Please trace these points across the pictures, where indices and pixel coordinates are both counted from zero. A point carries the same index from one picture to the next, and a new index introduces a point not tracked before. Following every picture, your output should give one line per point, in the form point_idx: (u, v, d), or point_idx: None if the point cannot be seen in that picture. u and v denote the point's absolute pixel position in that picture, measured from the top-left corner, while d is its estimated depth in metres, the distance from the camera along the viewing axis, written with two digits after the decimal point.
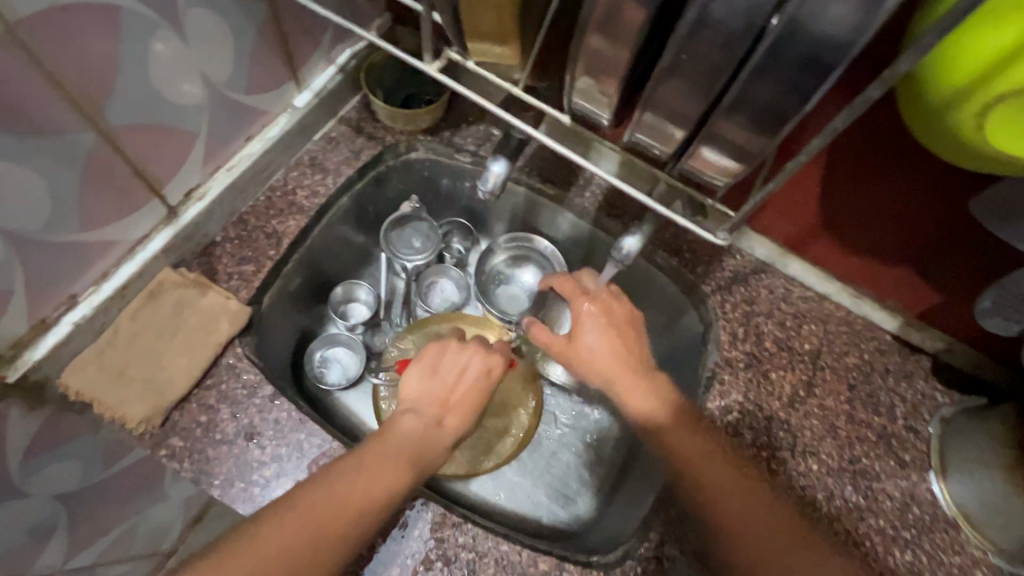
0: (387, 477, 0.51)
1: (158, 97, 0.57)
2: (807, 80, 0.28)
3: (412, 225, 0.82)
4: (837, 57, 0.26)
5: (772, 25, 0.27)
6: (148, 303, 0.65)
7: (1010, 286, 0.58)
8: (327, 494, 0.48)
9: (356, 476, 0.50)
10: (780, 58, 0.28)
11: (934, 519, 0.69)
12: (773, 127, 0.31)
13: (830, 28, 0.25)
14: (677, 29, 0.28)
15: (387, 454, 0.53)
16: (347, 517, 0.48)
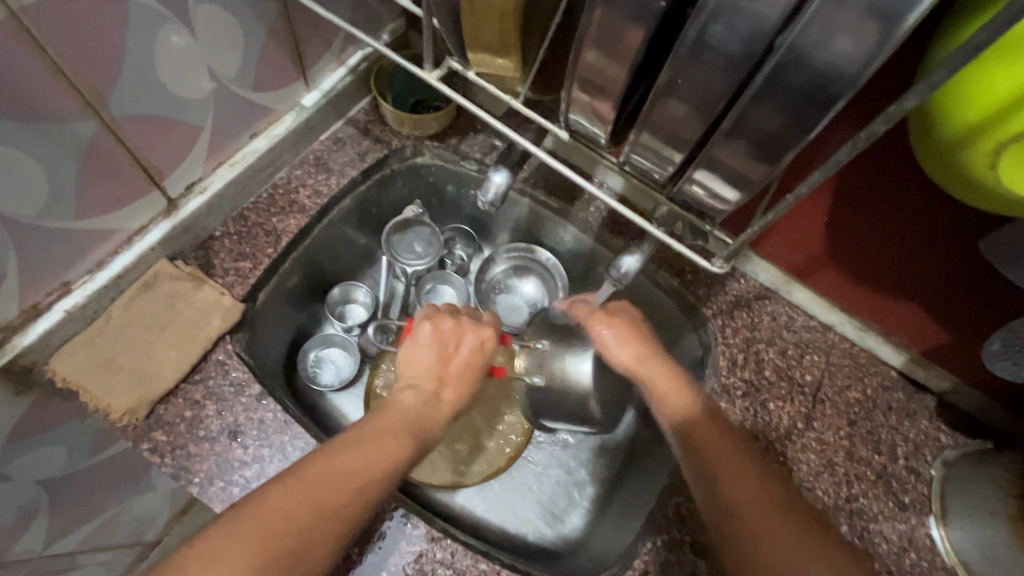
0: (395, 446, 0.52)
1: (163, 88, 0.56)
2: (808, 111, 0.27)
3: (414, 229, 0.81)
4: (841, 89, 0.25)
5: (775, 51, 0.26)
6: (142, 294, 0.65)
7: (1017, 329, 0.55)
8: (341, 456, 0.48)
9: (365, 441, 0.51)
10: (782, 85, 0.26)
11: (931, 566, 0.67)
12: (775, 156, 0.30)
13: (834, 58, 0.24)
14: (675, 52, 0.27)
15: (388, 427, 0.53)
16: (360, 481, 0.48)
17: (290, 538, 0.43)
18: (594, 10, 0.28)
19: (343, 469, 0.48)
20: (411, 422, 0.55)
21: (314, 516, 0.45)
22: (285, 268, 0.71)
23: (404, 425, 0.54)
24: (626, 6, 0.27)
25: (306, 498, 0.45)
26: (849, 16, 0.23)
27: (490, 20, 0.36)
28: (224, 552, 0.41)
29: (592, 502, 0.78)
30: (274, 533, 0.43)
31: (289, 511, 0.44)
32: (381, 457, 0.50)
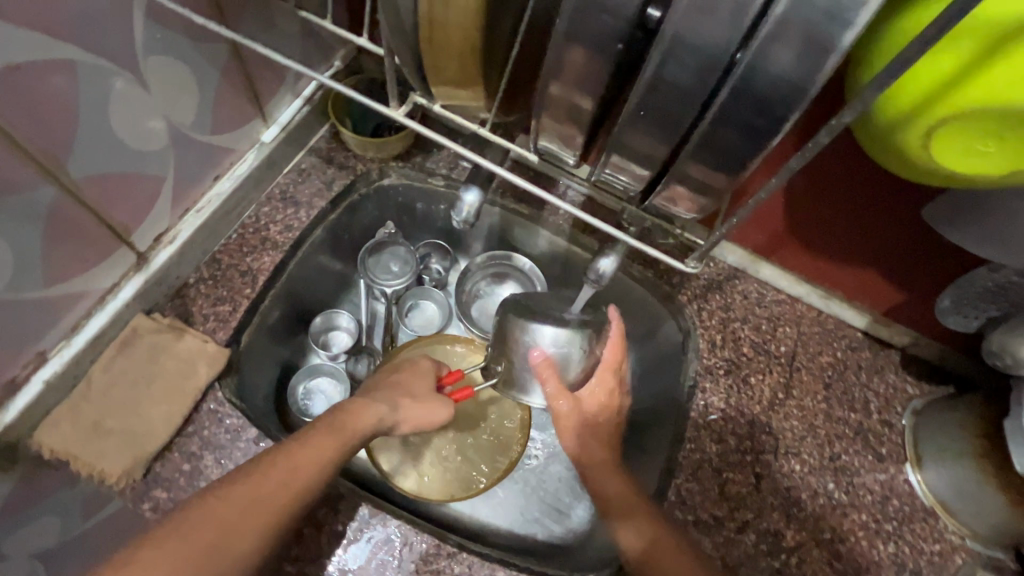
0: (324, 448, 0.53)
1: (119, 145, 0.56)
2: (765, 132, 0.28)
3: (389, 250, 0.83)
4: (798, 100, 0.27)
5: (733, 71, 0.27)
6: (122, 352, 0.64)
7: (965, 284, 0.62)
8: (274, 465, 0.50)
9: (297, 447, 0.52)
10: (743, 101, 0.27)
11: (913, 509, 0.72)
12: (740, 172, 0.31)
13: (782, 82, 0.26)
14: (637, 84, 0.29)
15: (316, 431, 0.54)
16: (290, 487, 0.50)
17: (224, 547, 0.45)
18: (558, 49, 0.30)
19: (275, 479, 0.50)
20: (338, 426, 0.55)
21: (251, 523, 0.47)
22: (266, 305, 0.69)
23: (332, 429, 0.55)
24: (589, 43, 0.29)
25: (243, 506, 0.47)
26: (791, 45, 0.25)
27: (455, 58, 0.37)
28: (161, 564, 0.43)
29: (596, 494, 0.80)
30: (213, 541, 0.45)
31: (216, 526, 0.46)
32: (310, 461, 0.52)
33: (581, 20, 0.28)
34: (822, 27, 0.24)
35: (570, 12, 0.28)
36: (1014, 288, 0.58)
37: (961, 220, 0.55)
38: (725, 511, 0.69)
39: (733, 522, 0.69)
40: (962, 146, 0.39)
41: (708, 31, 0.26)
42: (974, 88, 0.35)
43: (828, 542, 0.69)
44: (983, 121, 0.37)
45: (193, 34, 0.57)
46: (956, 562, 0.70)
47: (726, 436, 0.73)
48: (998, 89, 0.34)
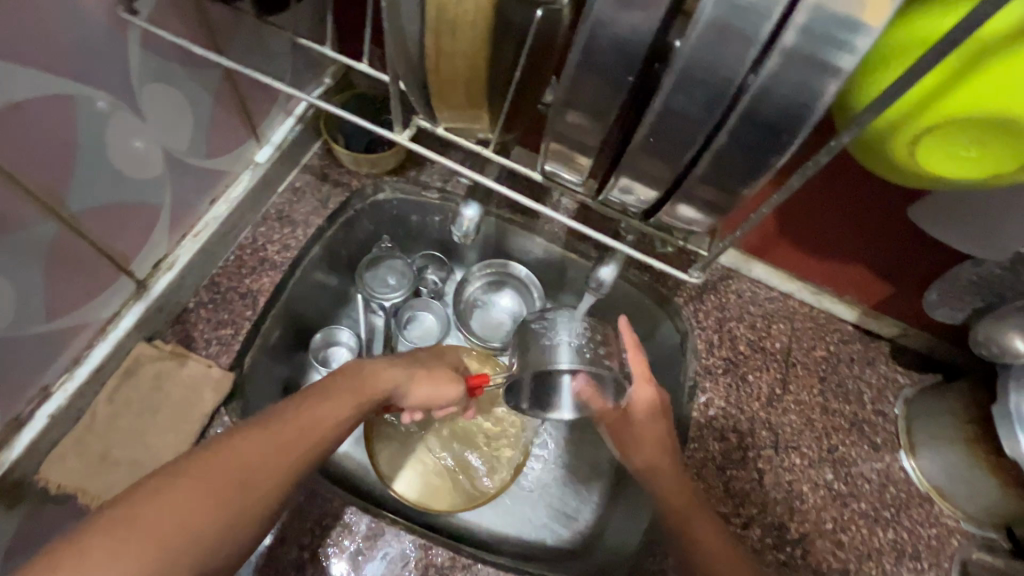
0: (342, 403, 0.50)
1: (117, 174, 0.55)
2: (772, 154, 0.29)
3: (386, 263, 0.83)
4: (803, 124, 0.28)
5: (740, 99, 0.28)
6: (125, 383, 0.63)
7: (953, 278, 0.66)
8: (290, 420, 0.46)
9: (314, 403, 0.49)
10: (751, 125, 0.29)
11: (909, 496, 0.74)
12: (747, 192, 0.32)
13: (788, 106, 0.27)
14: (647, 115, 0.30)
15: (339, 385, 0.51)
16: (311, 437, 0.46)
17: (244, 491, 0.41)
18: (567, 84, 0.31)
19: (293, 428, 0.46)
20: (358, 386, 0.52)
21: (271, 468, 0.43)
22: (267, 326, 0.69)
23: (350, 387, 0.52)
24: (598, 79, 0.30)
25: (270, 448, 0.44)
26: (797, 73, 0.26)
27: (461, 87, 0.38)
28: (173, 509, 0.38)
29: (602, 497, 0.81)
30: (240, 479, 0.41)
31: (243, 466, 0.42)
32: (330, 415, 0.49)
33: (590, 59, 0.29)
34: (826, 54, 0.25)
35: (580, 51, 0.29)
36: (998, 281, 0.61)
37: (946, 217, 0.57)
38: (730, 507, 0.70)
39: (739, 518, 0.70)
40: (946, 153, 0.41)
41: (717, 63, 0.27)
42: (960, 98, 0.36)
43: (830, 533, 0.71)
44: (967, 130, 0.38)
45: (187, 60, 0.57)
46: (954, 545, 0.72)
47: (728, 434, 0.74)
48: (981, 100, 0.36)
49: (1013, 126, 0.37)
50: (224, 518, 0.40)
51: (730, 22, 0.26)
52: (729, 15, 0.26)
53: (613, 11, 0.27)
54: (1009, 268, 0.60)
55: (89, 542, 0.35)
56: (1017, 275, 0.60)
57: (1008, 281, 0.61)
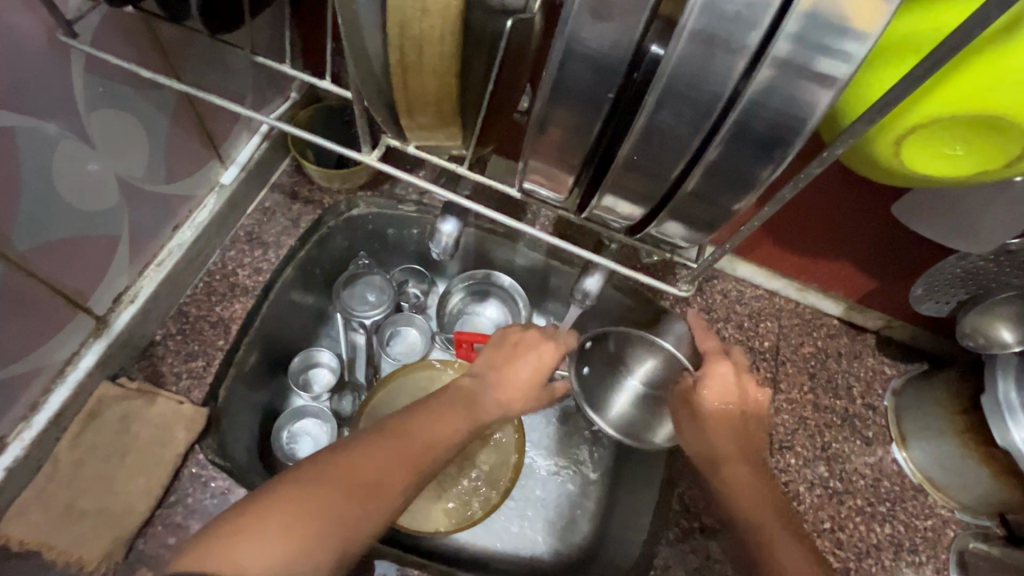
0: (453, 422, 0.54)
1: (67, 208, 0.52)
2: (766, 169, 0.28)
3: (363, 280, 0.79)
4: (798, 136, 0.26)
5: (731, 112, 0.26)
6: (89, 427, 0.60)
7: (937, 274, 0.63)
8: (409, 430, 0.51)
9: (431, 417, 0.53)
10: (742, 140, 0.27)
11: (903, 488, 0.73)
12: (739, 207, 0.31)
13: (782, 120, 0.26)
14: (629, 134, 0.28)
15: (448, 402, 0.56)
16: (426, 452, 0.50)
17: (379, 492, 0.46)
18: (543, 102, 0.29)
19: (416, 439, 0.51)
20: (466, 401, 0.57)
21: (392, 477, 0.47)
22: (245, 349, 0.66)
23: (459, 402, 0.56)
24: (575, 97, 0.28)
25: (394, 457, 0.48)
26: (790, 84, 0.25)
27: (431, 104, 0.35)
28: (326, 495, 0.44)
29: (598, 505, 0.77)
30: (372, 480, 0.46)
31: (371, 473, 0.46)
32: (442, 430, 0.53)
33: (568, 76, 0.28)
34: (821, 64, 0.24)
35: (556, 67, 0.27)
36: (982, 272, 0.60)
37: (927, 212, 0.57)
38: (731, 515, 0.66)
39: None
40: (931, 152, 0.40)
41: (705, 77, 0.25)
42: (946, 94, 0.35)
43: (829, 532, 0.70)
44: (953, 128, 0.37)
45: (138, 83, 0.54)
46: (949, 535, 0.71)
47: None
48: (969, 97, 0.35)
49: (1000, 122, 0.36)
50: (367, 509, 0.45)
51: (717, 34, 0.24)
52: (714, 26, 0.24)
53: (588, 27, 0.26)
54: (991, 259, 0.59)
55: (265, 513, 0.41)
56: (1002, 266, 0.59)
57: (992, 272, 0.60)
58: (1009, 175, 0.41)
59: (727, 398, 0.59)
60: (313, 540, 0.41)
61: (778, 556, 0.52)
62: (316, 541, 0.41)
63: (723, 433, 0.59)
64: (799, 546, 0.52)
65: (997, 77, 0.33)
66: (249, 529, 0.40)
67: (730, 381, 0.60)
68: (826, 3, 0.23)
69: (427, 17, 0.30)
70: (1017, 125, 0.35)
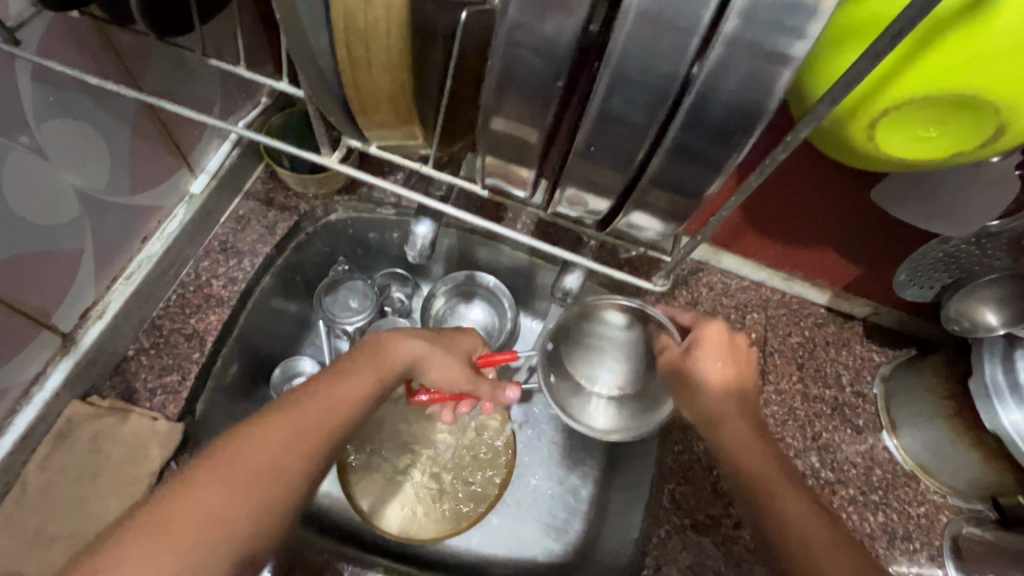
0: (363, 383, 0.48)
1: (20, 222, 0.50)
2: (726, 153, 0.27)
3: (345, 287, 0.77)
4: (756, 120, 0.25)
5: (687, 95, 0.25)
6: (58, 447, 0.58)
7: (920, 258, 0.62)
8: (310, 395, 0.45)
9: (333, 384, 0.46)
10: (699, 124, 0.26)
11: (895, 475, 0.73)
12: (703, 196, 0.29)
13: (738, 101, 0.25)
14: (583, 125, 0.27)
15: (362, 363, 0.49)
16: (330, 424, 0.44)
17: (273, 483, 0.40)
18: (495, 94, 0.28)
19: (314, 410, 0.44)
20: (380, 366, 0.49)
21: (295, 453, 0.42)
22: (226, 354, 0.65)
23: (370, 361, 0.49)
24: (526, 87, 0.27)
25: (287, 437, 0.42)
26: (744, 63, 0.24)
27: (385, 103, 0.34)
28: (211, 497, 0.38)
29: (591, 505, 0.76)
30: (265, 469, 0.40)
31: (260, 463, 0.41)
32: (350, 393, 0.46)
33: (517, 66, 0.26)
34: (774, 40, 0.23)
35: (502, 57, 0.26)
36: (965, 256, 0.60)
37: (908, 199, 0.55)
38: (721, 508, 0.66)
39: (730, 518, 0.66)
40: (905, 135, 0.39)
41: (655, 57, 0.24)
42: (919, 74, 0.34)
43: None
44: (925, 108, 0.36)
45: (93, 91, 0.52)
46: (943, 521, 0.70)
47: None
48: (936, 76, 0.34)
49: (974, 101, 0.35)
50: (260, 505, 0.40)
51: (664, 11, 0.23)
52: (660, 4, 0.23)
53: (534, 14, 0.25)
54: (972, 241, 0.58)
55: (144, 521, 0.37)
56: (984, 249, 0.59)
57: (975, 256, 0.60)
58: (985, 156, 0.40)
59: (722, 365, 0.57)
60: (193, 543, 0.36)
61: (779, 512, 0.47)
62: (199, 542, 0.37)
63: (717, 399, 0.55)
64: (803, 505, 0.47)
65: (968, 57, 0.32)
66: (134, 536, 0.36)
67: (721, 345, 0.58)
68: None
69: (371, 9, 0.29)
70: (990, 104, 0.34)
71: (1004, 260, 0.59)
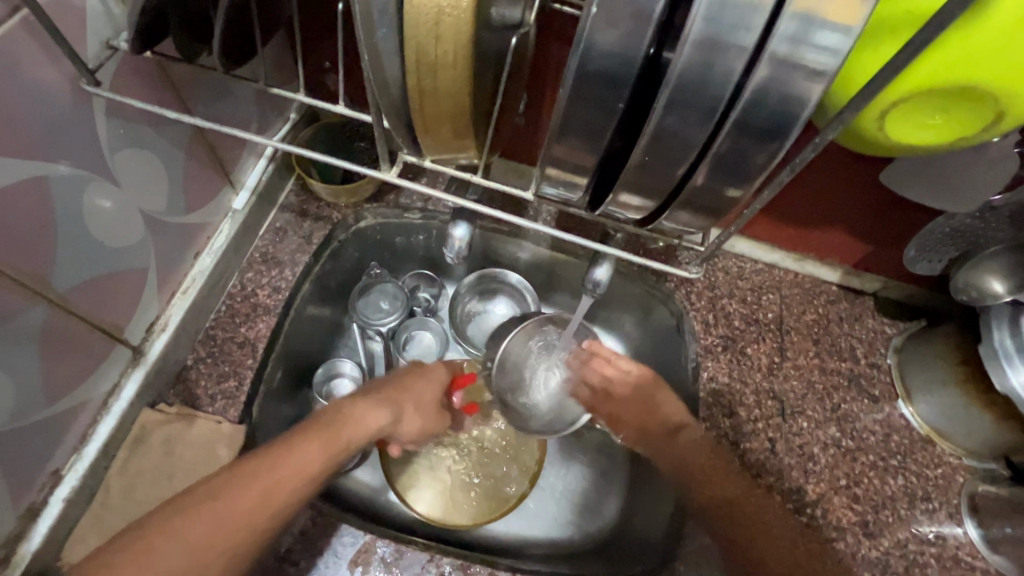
0: (312, 457, 0.51)
1: (100, 247, 0.54)
2: (766, 155, 0.31)
3: (377, 289, 0.81)
4: (795, 124, 0.29)
5: (734, 108, 0.29)
6: (135, 452, 0.62)
7: (927, 235, 0.66)
8: (255, 474, 0.48)
9: (285, 456, 0.50)
10: (743, 132, 0.30)
11: (912, 440, 0.77)
12: (743, 193, 0.34)
13: (778, 111, 0.29)
14: (641, 139, 0.31)
15: (323, 433, 0.53)
16: (274, 504, 0.47)
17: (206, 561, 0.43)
18: (559, 112, 0.32)
19: (260, 486, 0.47)
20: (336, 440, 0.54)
21: (231, 531, 0.45)
22: (273, 360, 0.68)
23: (327, 430, 0.54)
24: (590, 106, 0.31)
25: (228, 515, 0.45)
26: (783, 79, 0.28)
27: (448, 122, 0.38)
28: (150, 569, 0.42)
29: (624, 483, 0.79)
30: (200, 547, 0.43)
31: (199, 539, 0.44)
32: (299, 467, 0.50)
33: (580, 86, 0.30)
34: (811, 58, 0.27)
35: (571, 84, 0.30)
36: (970, 230, 0.64)
37: (914, 180, 0.59)
38: (749, 480, 0.72)
39: (758, 488, 0.72)
40: (913, 124, 0.43)
41: (708, 77, 0.28)
42: (925, 77, 0.38)
43: (845, 488, 0.73)
44: (931, 102, 0.41)
45: (154, 121, 0.56)
46: (959, 481, 0.75)
47: (737, 409, 0.76)
48: (944, 76, 0.37)
49: (979, 92, 0.38)
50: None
51: (717, 39, 0.27)
52: (713, 34, 0.27)
53: (599, 48, 0.29)
54: (978, 217, 0.62)
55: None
56: (988, 222, 0.63)
57: (979, 230, 0.64)
58: (986, 139, 0.44)
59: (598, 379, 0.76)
60: None
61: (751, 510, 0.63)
62: None
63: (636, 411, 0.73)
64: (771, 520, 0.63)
65: (978, 60, 0.36)
66: None
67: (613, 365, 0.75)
68: (810, 5, 0.26)
69: (441, 44, 0.33)
70: (991, 98, 0.38)
71: (1006, 233, 0.63)
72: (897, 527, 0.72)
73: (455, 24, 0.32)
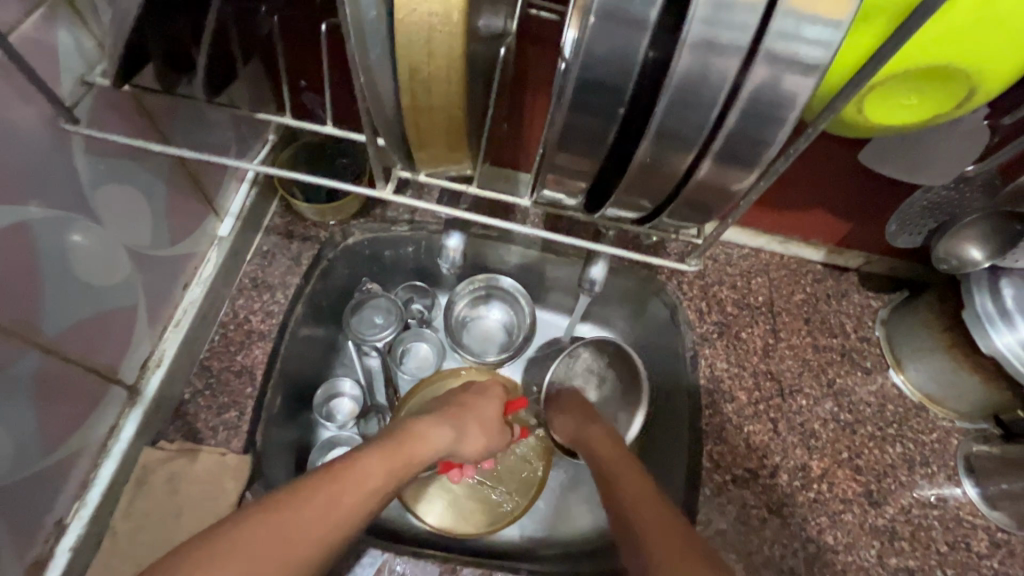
0: (374, 471, 0.50)
1: (88, 285, 0.53)
2: (762, 150, 0.31)
3: (369, 305, 0.80)
4: (791, 118, 0.30)
5: (732, 106, 0.30)
6: (138, 494, 0.61)
7: (907, 210, 0.68)
8: (328, 481, 0.47)
9: (351, 468, 0.49)
10: (743, 128, 0.31)
11: (907, 408, 0.79)
12: (741, 187, 0.34)
13: (773, 105, 0.29)
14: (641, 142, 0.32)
15: (392, 453, 0.53)
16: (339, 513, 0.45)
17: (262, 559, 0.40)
18: (558, 124, 0.33)
19: (320, 498, 0.45)
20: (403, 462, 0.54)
21: (286, 549, 0.41)
22: (271, 389, 0.67)
23: (391, 447, 0.54)
24: (590, 113, 0.32)
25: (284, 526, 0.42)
26: (779, 74, 0.28)
27: (443, 137, 0.38)
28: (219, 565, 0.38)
29: None
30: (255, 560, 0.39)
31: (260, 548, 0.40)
32: (360, 483, 0.48)
33: (580, 95, 0.31)
34: (805, 54, 0.28)
35: (571, 95, 0.31)
36: (945, 201, 0.67)
37: (891, 156, 0.61)
38: (756, 461, 0.73)
39: (765, 469, 0.73)
40: (892, 105, 0.44)
41: (707, 79, 0.29)
42: (909, 60, 0.39)
43: (847, 461, 0.75)
44: (907, 82, 0.42)
45: (133, 151, 0.55)
46: (954, 443, 0.77)
47: (737, 393, 0.77)
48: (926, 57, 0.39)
49: (950, 72, 0.40)
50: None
51: (713, 40, 0.28)
52: (710, 35, 0.28)
53: (593, 59, 0.29)
54: (953, 187, 0.65)
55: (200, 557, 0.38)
56: (963, 192, 0.65)
57: (956, 200, 0.67)
58: (959, 117, 0.46)
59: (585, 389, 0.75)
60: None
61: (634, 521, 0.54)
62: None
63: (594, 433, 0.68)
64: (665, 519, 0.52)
65: (959, 32, 0.37)
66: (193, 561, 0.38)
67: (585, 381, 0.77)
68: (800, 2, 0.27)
69: (433, 61, 0.33)
70: (966, 76, 0.40)
71: (980, 201, 0.66)
72: (900, 494, 0.74)
73: (447, 40, 0.32)
